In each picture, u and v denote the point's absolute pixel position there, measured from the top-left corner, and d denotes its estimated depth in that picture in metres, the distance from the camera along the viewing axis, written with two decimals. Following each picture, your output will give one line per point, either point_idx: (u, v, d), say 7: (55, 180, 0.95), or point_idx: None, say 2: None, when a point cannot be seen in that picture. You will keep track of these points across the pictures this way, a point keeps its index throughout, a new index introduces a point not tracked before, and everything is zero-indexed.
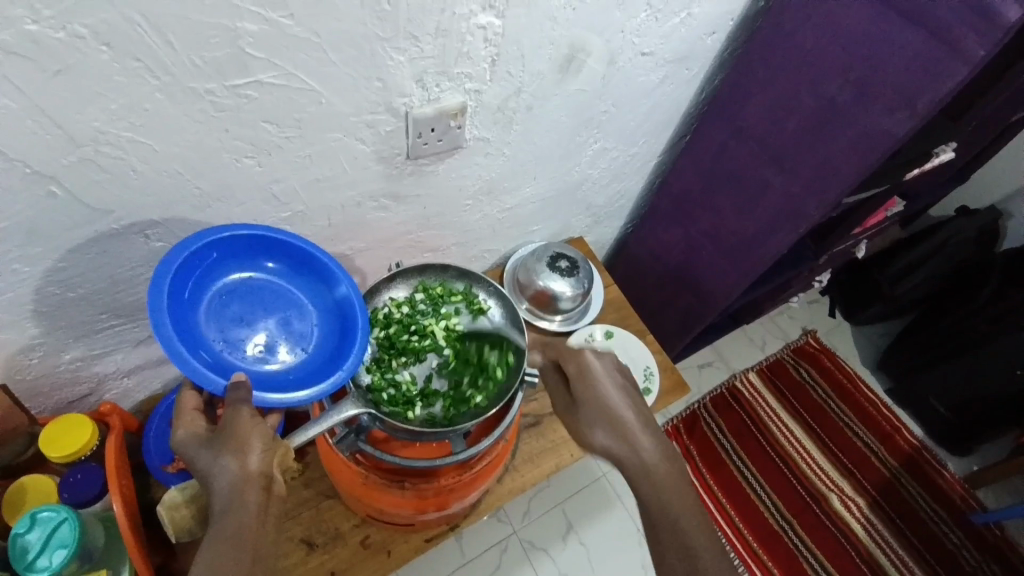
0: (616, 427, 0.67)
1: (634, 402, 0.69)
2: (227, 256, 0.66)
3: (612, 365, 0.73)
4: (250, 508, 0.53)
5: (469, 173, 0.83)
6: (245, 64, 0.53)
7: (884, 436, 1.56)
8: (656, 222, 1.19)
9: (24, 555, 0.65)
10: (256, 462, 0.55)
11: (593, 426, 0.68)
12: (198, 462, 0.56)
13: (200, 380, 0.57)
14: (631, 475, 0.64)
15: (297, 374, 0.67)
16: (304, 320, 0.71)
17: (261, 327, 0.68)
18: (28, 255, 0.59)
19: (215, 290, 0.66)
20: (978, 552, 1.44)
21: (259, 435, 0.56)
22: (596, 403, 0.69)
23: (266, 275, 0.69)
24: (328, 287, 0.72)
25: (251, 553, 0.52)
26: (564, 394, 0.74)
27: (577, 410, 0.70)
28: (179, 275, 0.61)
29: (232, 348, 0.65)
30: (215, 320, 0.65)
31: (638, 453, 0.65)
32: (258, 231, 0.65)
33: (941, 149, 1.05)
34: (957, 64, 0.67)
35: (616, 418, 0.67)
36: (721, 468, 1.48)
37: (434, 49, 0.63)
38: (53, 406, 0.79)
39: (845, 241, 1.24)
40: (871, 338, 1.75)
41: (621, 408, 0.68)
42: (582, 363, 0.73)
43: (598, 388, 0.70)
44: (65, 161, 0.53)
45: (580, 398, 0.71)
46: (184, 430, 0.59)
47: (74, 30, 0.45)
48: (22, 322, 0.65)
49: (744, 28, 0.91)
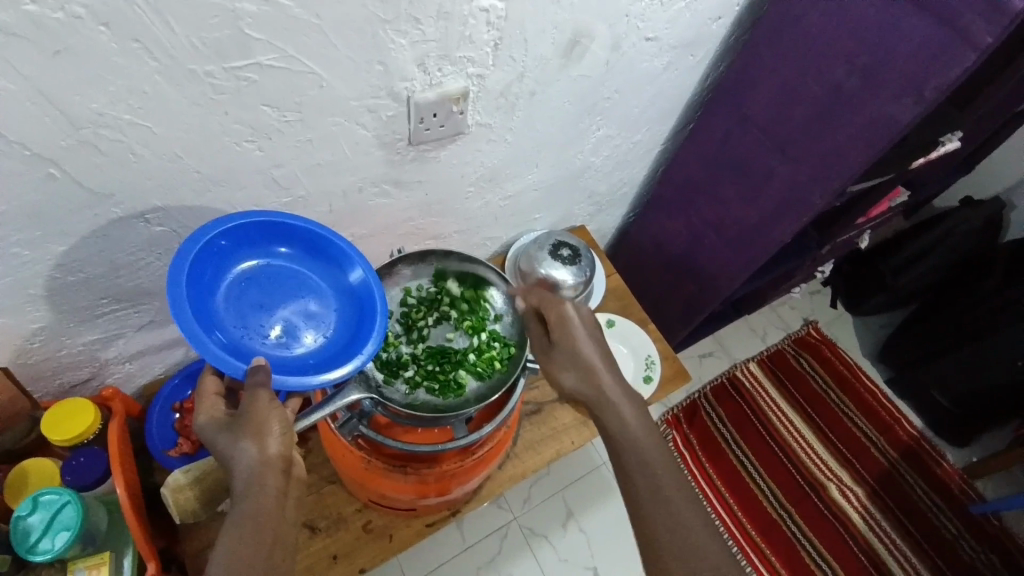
0: (588, 375, 0.68)
1: (607, 351, 0.70)
2: (237, 244, 0.65)
3: (588, 315, 0.73)
4: (270, 490, 0.54)
5: (471, 159, 0.83)
6: (246, 47, 0.53)
7: (883, 427, 1.57)
8: (660, 210, 1.19)
9: (24, 539, 0.65)
10: (275, 447, 0.56)
11: (566, 374, 0.70)
12: (218, 445, 0.56)
13: (219, 363, 0.57)
14: (598, 416, 0.66)
15: (316, 359, 0.67)
16: (322, 305, 0.71)
17: (279, 312, 0.68)
18: (29, 238, 0.58)
19: (233, 278, 0.66)
20: (973, 541, 1.45)
21: (277, 420, 0.56)
22: (567, 349, 0.70)
23: (282, 261, 0.69)
24: (343, 271, 0.72)
25: (272, 534, 0.52)
26: (542, 338, 0.75)
27: (553, 359, 0.71)
28: (198, 262, 0.61)
29: (251, 333, 0.65)
30: (235, 306, 0.65)
31: (607, 400, 0.66)
32: (260, 217, 0.65)
33: (948, 138, 1.04)
34: (963, 50, 0.67)
35: (585, 363, 0.69)
36: (721, 457, 1.48)
37: (437, 32, 0.62)
38: (56, 390, 0.79)
39: (848, 232, 1.24)
40: (872, 329, 1.75)
41: (597, 359, 0.69)
42: (561, 310, 0.73)
43: (573, 334, 0.71)
44: (64, 144, 0.52)
45: (557, 344, 0.72)
46: (205, 415, 0.59)
47: (72, 9, 0.44)
48: (25, 306, 0.65)
49: (750, 13, 0.90)
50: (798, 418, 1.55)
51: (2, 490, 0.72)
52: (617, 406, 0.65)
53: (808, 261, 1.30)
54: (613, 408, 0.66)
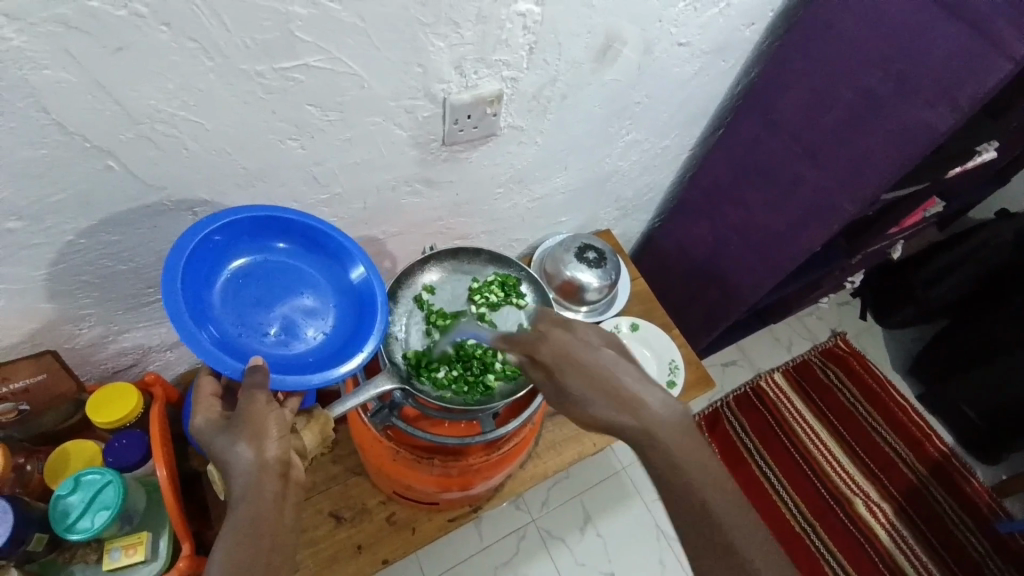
0: (619, 403, 0.62)
1: (625, 368, 0.65)
2: (233, 240, 0.67)
3: (587, 338, 0.68)
4: (267, 495, 0.54)
5: (501, 161, 0.84)
6: (293, 47, 0.55)
7: (912, 442, 1.53)
8: (686, 215, 1.19)
9: (65, 517, 0.68)
10: (272, 449, 0.57)
11: (591, 407, 0.63)
12: (215, 448, 0.57)
13: (217, 363, 0.59)
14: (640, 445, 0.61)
15: (316, 356, 0.69)
16: (320, 301, 0.73)
17: (276, 309, 0.70)
18: (85, 227, 0.62)
19: (230, 276, 0.68)
20: (1007, 564, 1.40)
21: (274, 422, 0.58)
22: (584, 380, 0.64)
23: (278, 258, 0.71)
24: (341, 268, 0.74)
25: (269, 541, 0.54)
26: (550, 380, 0.68)
27: (569, 398, 0.65)
28: (192, 262, 0.63)
29: (249, 332, 0.68)
30: (232, 304, 0.68)
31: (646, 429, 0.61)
32: (269, 211, 0.66)
33: (986, 148, 1.01)
34: (1000, 58, 0.66)
35: (609, 390, 0.63)
36: (742, 467, 1.46)
37: (474, 36, 0.64)
38: (100, 374, 0.83)
39: (879, 241, 1.22)
40: (902, 343, 1.71)
41: (624, 382, 0.63)
42: (555, 343, 0.68)
43: (582, 364, 0.65)
44: (122, 137, 0.55)
45: (566, 382, 0.65)
46: (203, 416, 0.61)
47: (135, 8, 0.47)
48: (77, 292, 0.69)
49: (782, 19, 0.89)
50: (823, 430, 1.52)
51: (44, 473, 0.75)
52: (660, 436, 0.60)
53: (837, 270, 1.28)
54: (652, 437, 0.60)
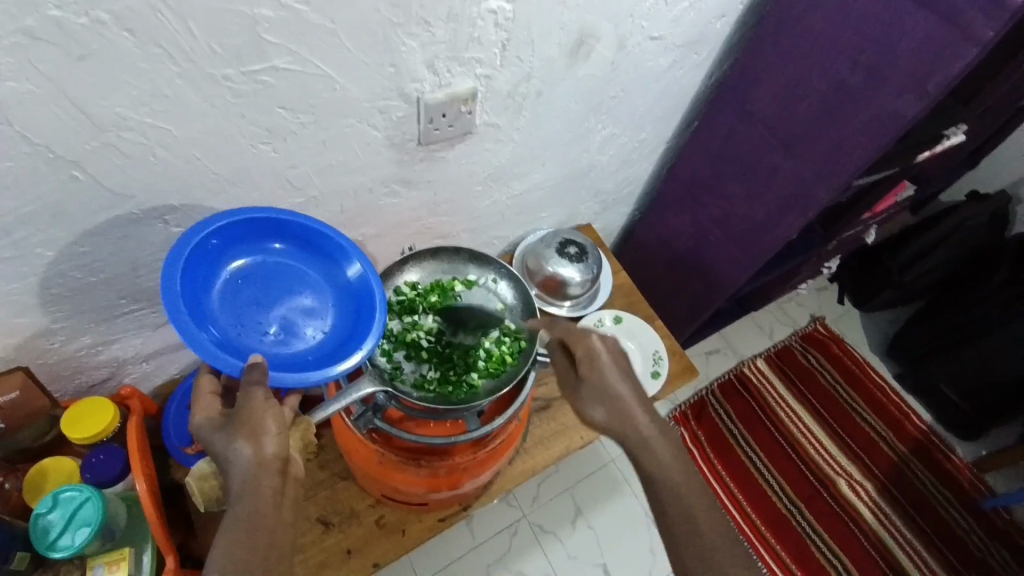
0: (621, 414, 0.69)
1: (636, 386, 0.71)
2: (230, 241, 0.66)
3: (615, 348, 0.73)
4: (266, 493, 0.54)
5: (479, 159, 0.84)
6: (262, 50, 0.54)
7: (892, 422, 1.57)
8: (665, 207, 1.20)
9: (45, 535, 0.67)
10: (271, 447, 0.56)
11: (596, 411, 0.70)
12: (213, 447, 0.57)
13: (217, 362, 0.58)
14: (633, 453, 0.68)
15: (316, 355, 0.68)
16: (319, 301, 0.72)
17: (275, 309, 0.69)
18: (53, 239, 0.60)
19: (229, 276, 0.67)
20: (984, 536, 1.44)
21: (272, 419, 0.57)
22: (598, 385, 0.70)
23: (277, 258, 0.70)
24: (339, 267, 0.73)
25: (268, 540, 0.53)
26: (569, 372, 0.75)
27: (582, 395, 0.71)
28: (190, 262, 0.62)
29: (249, 331, 0.66)
30: (231, 305, 0.66)
31: (642, 441, 0.67)
32: (260, 215, 0.66)
33: (953, 132, 1.04)
34: (965, 45, 0.68)
35: (617, 402, 0.69)
36: (729, 454, 1.49)
37: (446, 35, 0.64)
38: (76, 389, 0.81)
39: (853, 227, 1.24)
40: (880, 325, 1.75)
41: (629, 397, 0.69)
42: (588, 345, 0.73)
43: (604, 370, 0.71)
44: (88, 146, 0.54)
45: (587, 382, 0.71)
46: (201, 415, 0.60)
47: (97, 15, 0.46)
48: (47, 306, 0.67)
49: (753, 11, 0.90)
50: (806, 414, 1.55)
51: (22, 491, 0.73)
52: (657, 452, 0.67)
53: (814, 257, 1.30)
54: (648, 449, 0.67)
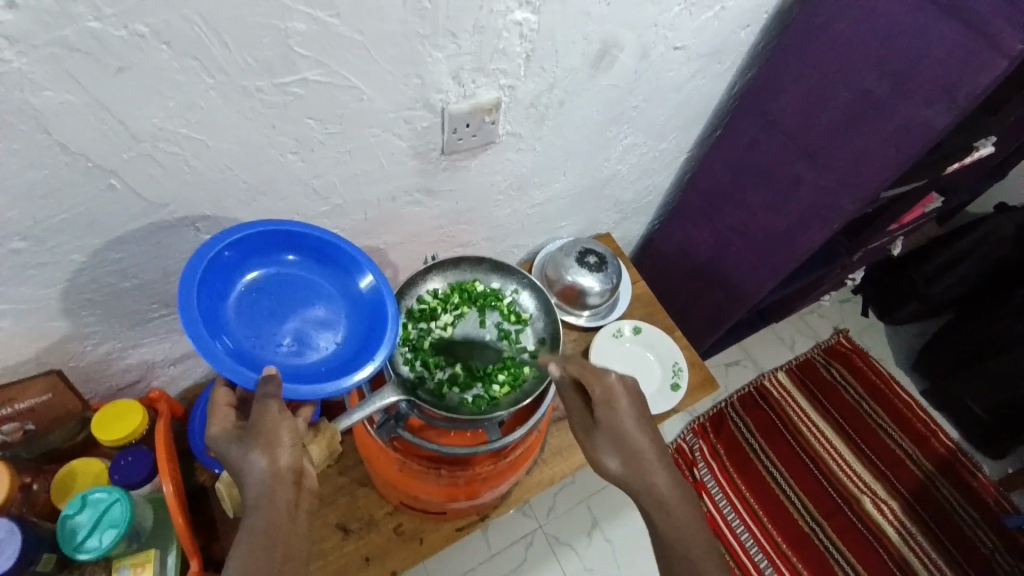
0: (635, 465, 0.66)
1: (652, 432, 0.69)
2: (245, 254, 0.67)
3: (633, 388, 0.71)
4: (282, 504, 0.55)
5: (501, 168, 0.84)
6: (293, 63, 0.55)
7: (917, 438, 1.53)
8: (685, 217, 1.19)
9: (72, 537, 0.68)
10: (285, 458, 0.57)
11: (610, 457, 0.67)
12: (229, 456, 0.57)
13: (232, 374, 0.59)
14: (646, 507, 0.65)
15: (329, 366, 0.69)
16: (332, 312, 0.73)
17: (290, 320, 0.70)
18: (89, 245, 0.62)
19: (244, 288, 0.68)
20: (1013, 557, 1.39)
21: (287, 430, 0.58)
22: (613, 429, 0.68)
23: (290, 270, 0.71)
24: (352, 279, 0.73)
25: (282, 551, 0.54)
26: (581, 411, 0.72)
27: (596, 440, 0.69)
28: (206, 276, 0.63)
29: (264, 343, 0.67)
30: (247, 316, 0.68)
31: (653, 487, 0.65)
32: (285, 228, 0.67)
33: (983, 143, 1.03)
34: (995, 56, 0.66)
35: (632, 448, 0.67)
36: (749, 467, 1.46)
37: (472, 46, 0.64)
38: (105, 392, 0.82)
39: (879, 238, 1.22)
40: (905, 339, 1.71)
41: (644, 446, 0.67)
42: (605, 384, 0.70)
43: (621, 417, 0.68)
44: (125, 156, 0.56)
45: (602, 425, 0.69)
46: (218, 427, 0.60)
47: (135, 29, 0.47)
48: (79, 310, 0.68)
49: (777, 21, 0.90)
50: (829, 429, 1.52)
51: (51, 491, 0.74)
52: (664, 497, 0.65)
53: (837, 268, 1.28)
54: (659, 499, 0.65)
